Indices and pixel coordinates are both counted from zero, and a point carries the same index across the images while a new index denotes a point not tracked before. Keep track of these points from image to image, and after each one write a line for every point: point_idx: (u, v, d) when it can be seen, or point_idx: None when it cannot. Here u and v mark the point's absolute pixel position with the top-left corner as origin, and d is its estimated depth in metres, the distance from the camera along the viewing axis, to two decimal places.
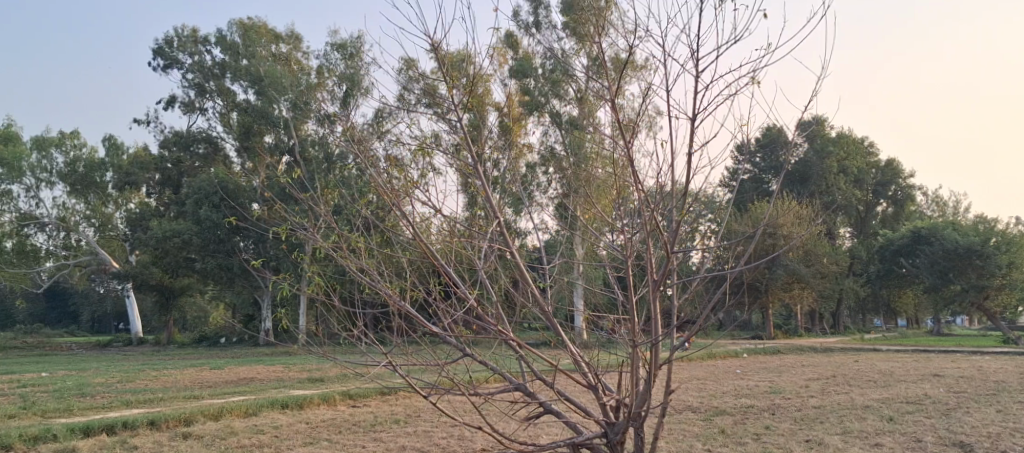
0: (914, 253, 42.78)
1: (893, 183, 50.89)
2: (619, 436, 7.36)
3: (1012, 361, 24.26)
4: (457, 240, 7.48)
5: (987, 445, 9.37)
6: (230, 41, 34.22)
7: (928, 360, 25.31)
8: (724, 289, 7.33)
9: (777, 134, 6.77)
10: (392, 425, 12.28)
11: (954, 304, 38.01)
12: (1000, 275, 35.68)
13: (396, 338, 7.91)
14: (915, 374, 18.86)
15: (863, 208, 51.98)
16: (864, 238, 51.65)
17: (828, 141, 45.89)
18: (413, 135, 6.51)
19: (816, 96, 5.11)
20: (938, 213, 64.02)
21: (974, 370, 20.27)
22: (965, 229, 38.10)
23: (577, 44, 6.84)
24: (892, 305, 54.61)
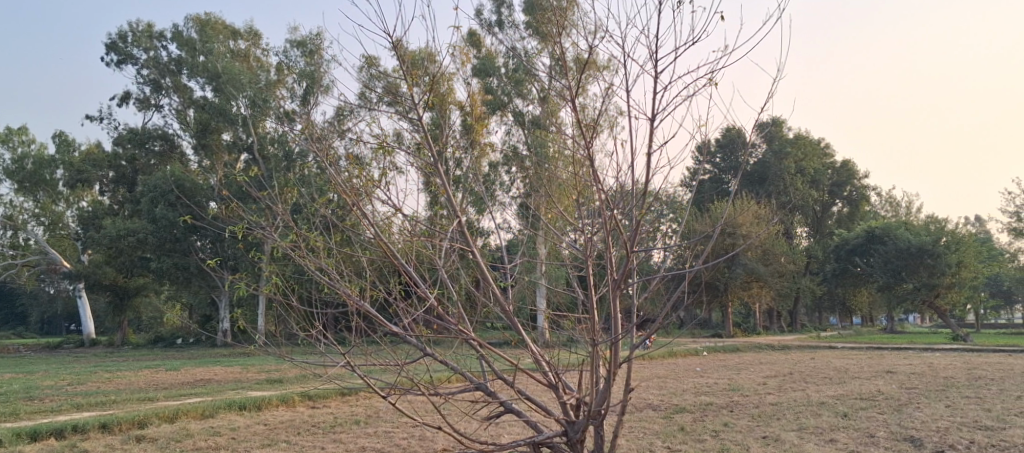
0: (867, 252, 43.71)
1: (848, 183, 51.94)
2: (580, 434, 7.38)
3: (960, 358, 24.93)
4: (419, 239, 7.44)
5: (936, 439, 9.61)
6: (186, 37, 33.59)
7: (879, 357, 25.90)
8: (683, 288, 7.41)
9: (735, 134, 6.87)
10: (352, 426, 12.19)
11: (907, 302, 38.69)
12: (950, 274, 36.64)
13: (355, 338, 7.83)
14: (868, 371, 19.26)
15: (820, 208, 52.99)
16: (821, 238, 52.63)
17: (786, 142, 46.69)
18: (375, 134, 6.49)
19: (772, 97, 5.23)
20: (891, 212, 65.49)
21: (924, 366, 20.79)
22: (917, 229, 39.02)
23: (538, 44, 6.90)
24: (848, 303, 55.69)
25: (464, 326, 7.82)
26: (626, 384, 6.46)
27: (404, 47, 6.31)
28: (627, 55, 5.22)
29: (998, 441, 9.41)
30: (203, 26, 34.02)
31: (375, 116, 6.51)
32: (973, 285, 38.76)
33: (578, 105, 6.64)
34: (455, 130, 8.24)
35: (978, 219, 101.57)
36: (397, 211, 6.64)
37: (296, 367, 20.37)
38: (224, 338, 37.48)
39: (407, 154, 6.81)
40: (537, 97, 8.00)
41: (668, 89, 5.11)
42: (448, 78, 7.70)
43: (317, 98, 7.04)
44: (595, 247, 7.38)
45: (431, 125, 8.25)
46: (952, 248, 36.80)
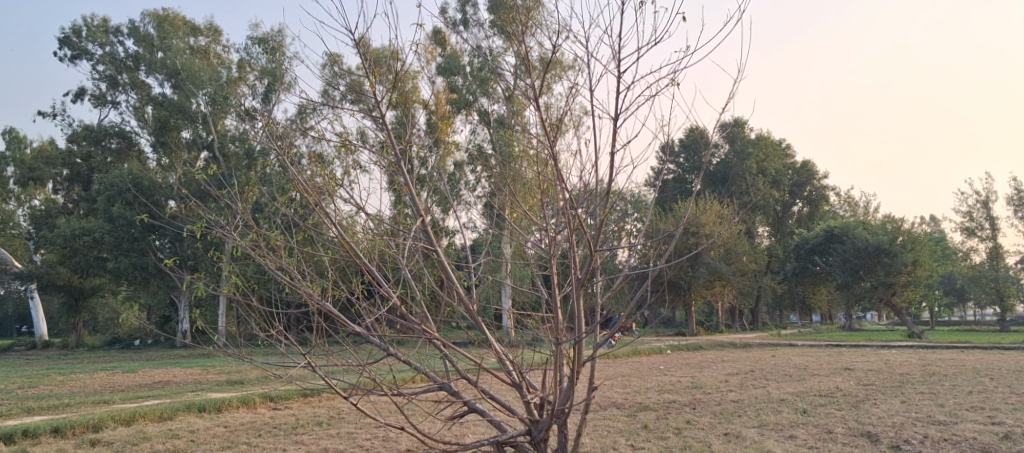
0: (827, 251, 44.46)
1: (808, 183, 52.81)
2: (543, 433, 7.38)
3: (915, 355, 25.46)
4: (382, 238, 7.37)
5: (891, 435, 9.80)
6: (143, 33, 32.87)
7: (837, 355, 26.35)
8: (646, 287, 7.45)
9: (699, 134, 6.92)
10: (314, 428, 12.08)
11: (865, 300, 39.41)
12: (906, 272, 37.42)
13: (317, 338, 7.72)
14: (826, 368, 19.58)
15: (781, 208, 53.77)
16: (782, 238, 53.45)
17: (748, 143, 47.32)
18: (337, 131, 6.43)
19: (733, 99, 5.33)
20: (850, 212, 66.71)
21: (881, 363, 21.19)
22: (875, 228, 39.80)
23: (503, 43, 6.90)
24: (808, 301, 56.57)
25: (428, 326, 7.77)
26: (591, 383, 6.45)
27: (367, 45, 6.26)
28: (590, 54, 5.26)
29: (950, 435, 9.63)
30: (160, 22, 33.32)
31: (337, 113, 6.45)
32: (928, 284, 39.68)
33: (543, 105, 6.65)
34: (420, 129, 8.21)
35: (933, 219, 103.55)
36: (359, 210, 6.59)
37: (257, 368, 20.12)
38: (183, 339, 36.88)
39: (370, 152, 6.76)
40: (502, 95, 7.97)
41: (630, 89, 5.17)
42: (413, 76, 7.66)
43: (279, 95, 6.94)
44: (558, 246, 7.38)
45: (395, 123, 8.20)
46: (907, 247, 37.58)
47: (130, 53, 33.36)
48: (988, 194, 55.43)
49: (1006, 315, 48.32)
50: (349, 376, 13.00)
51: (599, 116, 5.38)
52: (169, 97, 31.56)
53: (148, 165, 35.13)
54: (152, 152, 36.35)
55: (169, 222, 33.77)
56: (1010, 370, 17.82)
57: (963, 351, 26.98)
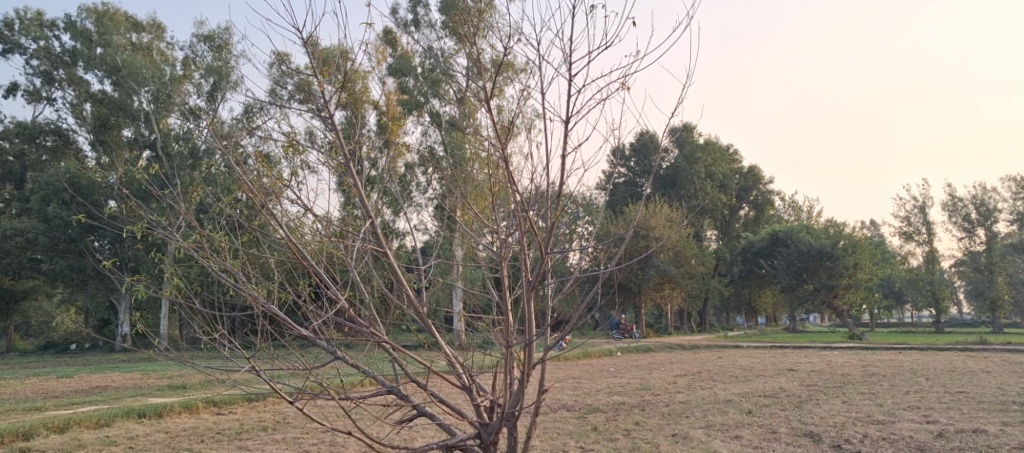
0: (772, 254, 45.47)
1: (754, 188, 53.98)
2: (493, 436, 7.33)
3: (855, 356, 26.18)
4: (330, 240, 7.23)
5: (833, 434, 10.04)
6: (81, 27, 31.92)
7: (782, 356, 26.92)
8: (596, 290, 7.45)
9: (650, 138, 6.97)
10: (259, 433, 11.85)
11: (808, 303, 40.46)
12: (847, 275, 38.56)
13: (262, 341, 7.53)
14: (770, 369, 20.01)
15: (728, 212, 54.79)
16: (730, 241, 54.45)
17: (696, 147, 48.17)
18: (284, 130, 6.29)
19: (682, 102, 5.38)
20: (794, 216, 68.40)
21: (823, 364, 21.72)
22: (817, 232, 40.92)
23: (454, 44, 6.84)
24: (754, 304, 57.73)
25: (378, 329, 7.65)
26: (541, 385, 6.41)
27: (316, 43, 6.14)
28: (542, 57, 5.26)
29: (888, 434, 9.91)
30: (99, 16, 32.37)
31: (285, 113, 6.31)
32: (867, 287, 40.99)
33: (494, 107, 6.61)
34: (370, 129, 8.10)
35: (872, 224, 106.51)
36: (307, 211, 6.48)
37: (199, 372, 19.65)
38: (122, 343, 35.86)
39: (319, 152, 6.64)
40: (454, 97, 7.90)
41: (581, 91, 5.19)
42: (362, 76, 7.56)
43: (224, 93, 6.79)
44: (509, 248, 7.35)
45: (345, 123, 8.07)
46: (849, 251, 38.69)
47: (67, 48, 32.35)
48: (924, 200, 57.50)
49: (941, 316, 50.16)
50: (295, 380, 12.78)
51: (551, 118, 5.36)
52: (109, 94, 30.74)
53: (85, 163, 34.10)
54: (90, 150, 35.30)
55: (108, 223, 32.82)
56: (942, 370, 18.48)
57: (900, 352, 27.93)
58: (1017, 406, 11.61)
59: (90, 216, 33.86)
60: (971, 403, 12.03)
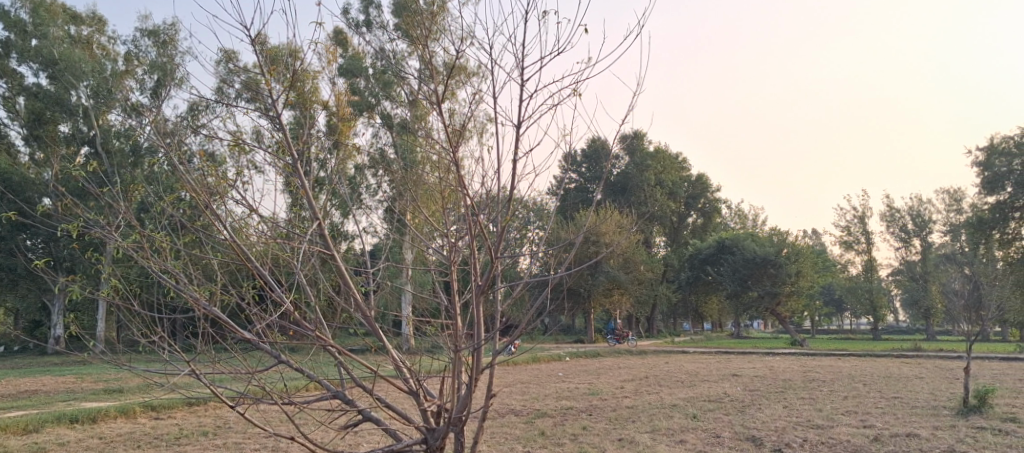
0: (718, 261, 46.32)
1: (702, 196, 54.90)
2: (439, 441, 7.21)
3: (797, 362, 26.83)
4: (275, 241, 7.05)
5: (774, 439, 10.26)
6: (15, 18, 30.77)
7: (727, 361, 27.42)
8: (546, 294, 7.41)
9: (601, 145, 6.98)
10: (198, 438, 11.58)
11: (752, 309, 41.31)
12: (790, 282, 39.54)
13: (203, 344, 7.28)
14: (714, 374, 20.39)
15: (676, 219, 55.64)
16: (677, 248, 55.32)
17: (646, 155, 48.83)
18: (228, 130, 6.11)
19: (634, 110, 5.40)
20: (740, 224, 69.91)
21: (766, 369, 22.22)
22: (762, 240, 41.86)
23: (406, 45, 6.76)
24: (700, 310, 58.73)
25: (323, 333, 7.47)
26: (488, 389, 6.33)
27: (265, 41, 5.98)
28: (493, 61, 5.20)
29: (827, 438, 10.16)
30: (33, 8, 31.21)
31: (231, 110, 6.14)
32: (808, 294, 42.15)
33: (446, 111, 6.53)
34: (320, 130, 7.93)
35: (813, 232, 109.10)
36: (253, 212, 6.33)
37: (137, 375, 19.09)
38: (55, 345, 34.59)
39: (265, 152, 6.48)
40: (406, 100, 7.78)
41: (534, 96, 5.15)
42: (313, 77, 7.41)
43: (168, 90, 6.59)
44: (459, 252, 7.26)
45: (293, 123, 7.89)
46: (791, 259, 39.71)
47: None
48: (863, 211, 59.38)
49: (878, 324, 51.77)
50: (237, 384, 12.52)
51: (502, 123, 5.33)
52: (44, 88, 29.68)
53: (17, 158, 32.77)
54: (22, 145, 33.95)
55: (42, 220, 31.60)
56: (876, 376, 19.08)
57: (838, 358, 28.72)
58: (947, 410, 12.06)
59: (22, 213, 32.53)
60: (905, 407, 12.43)
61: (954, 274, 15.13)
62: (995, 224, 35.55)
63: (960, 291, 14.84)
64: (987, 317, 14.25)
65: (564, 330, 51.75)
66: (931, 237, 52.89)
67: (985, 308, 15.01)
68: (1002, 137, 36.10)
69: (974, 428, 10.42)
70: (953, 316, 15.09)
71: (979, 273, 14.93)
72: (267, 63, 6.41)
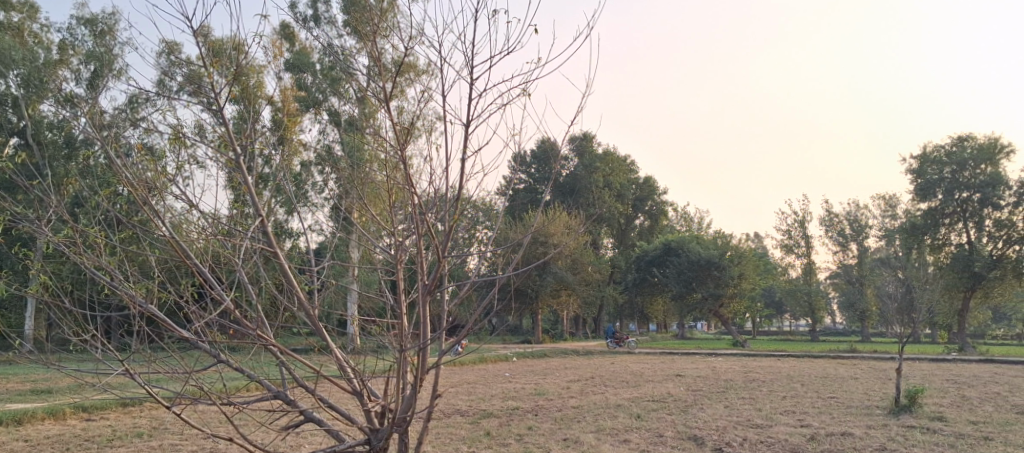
0: (664, 263, 47.05)
1: (649, 198, 55.70)
2: (383, 442, 7.06)
3: (737, 362, 27.42)
4: (216, 238, 6.81)
5: (715, 438, 10.46)
6: None
7: (669, 361, 27.89)
8: (493, 295, 7.31)
9: (551, 146, 6.94)
10: (132, 439, 11.27)
11: (696, 311, 42.09)
12: (733, 285, 40.40)
13: (138, 343, 6.97)
14: (658, 374, 20.72)
15: (624, 220, 56.26)
16: (625, 249, 56.01)
17: (595, 157, 49.33)
18: (166, 124, 5.88)
19: (583, 111, 5.41)
20: (685, 227, 71.21)
21: (707, 370, 22.63)
22: (706, 243, 42.64)
23: (355, 42, 6.63)
24: (647, 312, 59.52)
25: (265, 332, 7.25)
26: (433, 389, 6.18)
27: (207, 32, 5.77)
28: (443, 59, 5.11)
29: (766, 437, 10.38)
30: None
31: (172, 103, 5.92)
32: (750, 296, 43.14)
33: (394, 109, 6.41)
34: (264, 125, 7.73)
35: (755, 235, 111.53)
36: (194, 208, 6.14)
37: (67, 376, 18.43)
38: None
39: (208, 147, 6.27)
40: (354, 96, 7.64)
41: (483, 95, 5.09)
42: (257, 71, 7.22)
43: (105, 81, 6.32)
44: (405, 251, 7.16)
45: (237, 118, 7.67)
46: (734, 261, 40.56)
47: None
48: (804, 215, 61.00)
49: (817, 326, 53.31)
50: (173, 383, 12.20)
51: (451, 122, 5.27)
52: None
53: None
54: None
55: None
56: (813, 376, 19.59)
57: (777, 359, 29.46)
58: (879, 410, 12.42)
59: None
60: (841, 407, 12.79)
61: (887, 278, 15.65)
62: (926, 230, 36.84)
63: (892, 294, 15.40)
64: (917, 320, 14.78)
65: (512, 330, 51.90)
66: (867, 242, 54.65)
67: (917, 311, 15.56)
68: (933, 146, 37.54)
69: (904, 426, 10.78)
70: (886, 319, 15.57)
71: (912, 277, 15.47)
72: (211, 55, 6.21)
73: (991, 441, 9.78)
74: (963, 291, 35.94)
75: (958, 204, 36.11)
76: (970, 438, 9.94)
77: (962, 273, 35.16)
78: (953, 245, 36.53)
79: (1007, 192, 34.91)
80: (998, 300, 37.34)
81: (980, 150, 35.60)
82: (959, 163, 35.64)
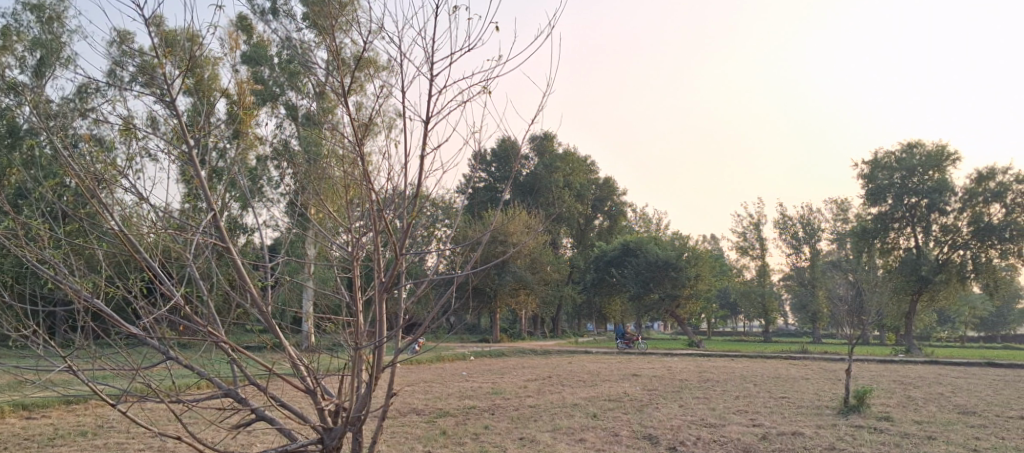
0: (623, 263, 47.42)
1: (609, 199, 56.14)
2: (336, 441, 6.94)
3: (691, 362, 27.72)
4: (166, 233, 6.54)
5: (669, 437, 10.55)
6: None
7: (625, 361, 28.11)
8: (451, 292, 7.15)
9: (512, 144, 6.79)
10: (75, 438, 10.96)
11: (653, 311, 42.48)
12: (689, 286, 40.95)
13: (82, 339, 6.64)
14: (614, 374, 20.83)
15: (583, 221, 56.56)
16: (584, 249, 56.26)
17: (555, 156, 49.49)
18: (116, 117, 5.64)
19: (543, 110, 5.32)
20: (644, 228, 71.96)
21: (662, 370, 22.84)
22: (664, 244, 43.13)
23: (313, 36, 6.43)
24: (604, 312, 59.87)
25: (217, 329, 6.99)
26: (390, 387, 5.90)
27: (160, 21, 5.53)
28: (401, 53, 4.95)
29: (719, 436, 10.51)
30: None
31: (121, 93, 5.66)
32: (706, 297, 43.79)
33: (353, 103, 6.24)
34: (219, 118, 7.49)
35: (710, 238, 113.27)
36: (145, 202, 5.87)
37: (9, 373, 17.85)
38: None
39: (159, 140, 6.03)
40: (311, 91, 7.44)
41: (443, 92, 4.94)
42: (212, 63, 6.98)
43: (50, 71, 6.03)
44: (362, 248, 6.98)
45: (191, 110, 7.41)
46: (691, 262, 41.10)
47: None
48: (759, 218, 62.12)
49: (769, 326, 54.29)
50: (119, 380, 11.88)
51: (411, 119, 5.13)
52: None
53: None
54: None
55: None
56: (765, 376, 19.92)
57: (731, 359, 29.87)
58: (829, 410, 12.67)
59: None
60: (793, 407, 13.01)
61: (838, 281, 15.99)
62: (876, 234, 37.69)
63: (843, 296, 15.75)
64: (866, 322, 15.13)
65: (469, 329, 51.74)
66: (819, 245, 55.83)
67: (866, 313, 15.92)
68: (884, 152, 38.46)
69: (852, 426, 11.00)
70: (837, 321, 15.89)
71: (861, 280, 15.84)
72: (165, 46, 5.95)
73: (934, 440, 10.04)
74: (910, 294, 36.94)
75: (907, 209, 37.04)
76: (915, 437, 10.19)
77: (910, 276, 36.09)
78: (902, 249, 37.54)
79: (954, 198, 35.79)
80: (943, 303, 38.46)
81: (928, 157, 36.62)
82: (909, 169, 36.49)
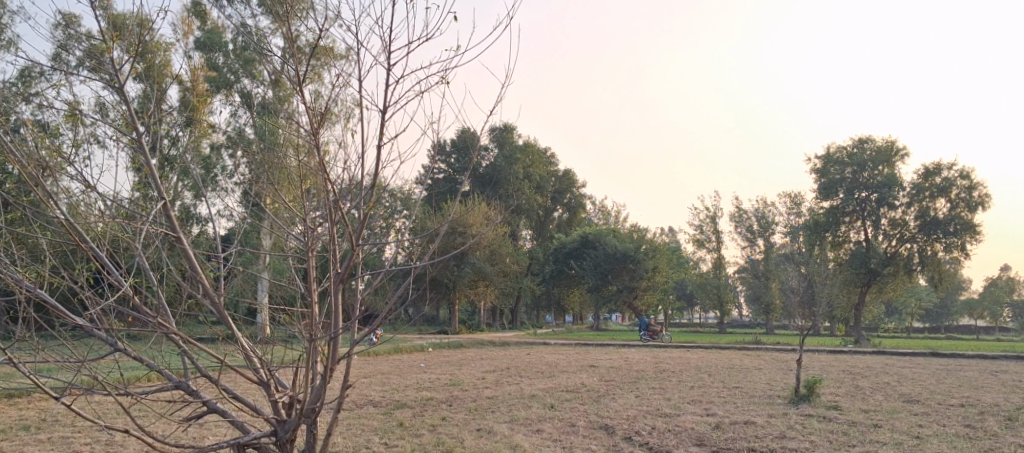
0: (581, 255, 47.82)
1: (568, 191, 56.43)
2: (289, 434, 6.75)
3: (647, 353, 28.06)
4: (115, 221, 6.24)
5: (625, 427, 10.66)
6: None
7: (583, 353, 28.33)
8: (407, 284, 6.95)
9: (471, 136, 6.63)
10: (18, 433, 10.71)
11: (611, 303, 42.86)
12: (646, 277, 41.76)
13: (25, 331, 6.31)
14: (572, 365, 20.97)
15: (543, 213, 56.79)
16: (543, 241, 56.46)
17: (515, 147, 49.43)
18: (60, 102, 5.35)
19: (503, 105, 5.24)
20: (602, 220, 72.49)
21: (619, 361, 23.06)
22: (622, 236, 43.49)
23: (269, 23, 6.19)
24: (563, 304, 60.16)
25: (167, 320, 6.72)
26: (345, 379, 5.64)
27: (107, 3, 5.26)
28: (359, 42, 4.79)
29: (673, 426, 10.66)
30: None
31: (67, 78, 5.40)
32: (663, 289, 44.36)
33: (311, 92, 6.03)
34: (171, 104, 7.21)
35: (668, 231, 114.56)
36: (92, 190, 5.60)
37: None
38: None
39: (107, 127, 5.76)
40: (268, 78, 7.17)
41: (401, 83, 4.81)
42: (164, 49, 6.71)
43: None
44: (317, 238, 6.78)
45: (141, 96, 7.10)
46: (649, 254, 41.74)
47: None
48: (716, 211, 63.01)
49: (724, 318, 55.22)
50: (65, 372, 11.62)
51: (366, 109, 4.99)
52: None
53: None
54: None
55: None
56: (719, 367, 20.22)
57: (687, 350, 30.29)
58: (780, 399, 12.94)
59: None
60: (745, 397, 13.27)
61: (790, 274, 16.29)
62: (828, 228, 38.51)
63: (795, 288, 16.05)
64: (817, 313, 15.46)
65: (428, 322, 51.59)
66: (773, 238, 56.85)
67: (815, 305, 16.26)
68: (836, 147, 39.25)
69: (802, 415, 11.25)
70: (788, 312, 16.19)
71: (811, 272, 16.20)
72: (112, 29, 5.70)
73: (879, 428, 10.32)
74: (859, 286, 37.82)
75: (857, 204, 37.86)
76: (862, 426, 10.45)
77: (859, 269, 37.00)
78: (852, 242, 38.37)
79: (902, 192, 36.67)
80: (891, 295, 39.55)
81: (878, 152, 37.53)
82: (859, 164, 37.34)
